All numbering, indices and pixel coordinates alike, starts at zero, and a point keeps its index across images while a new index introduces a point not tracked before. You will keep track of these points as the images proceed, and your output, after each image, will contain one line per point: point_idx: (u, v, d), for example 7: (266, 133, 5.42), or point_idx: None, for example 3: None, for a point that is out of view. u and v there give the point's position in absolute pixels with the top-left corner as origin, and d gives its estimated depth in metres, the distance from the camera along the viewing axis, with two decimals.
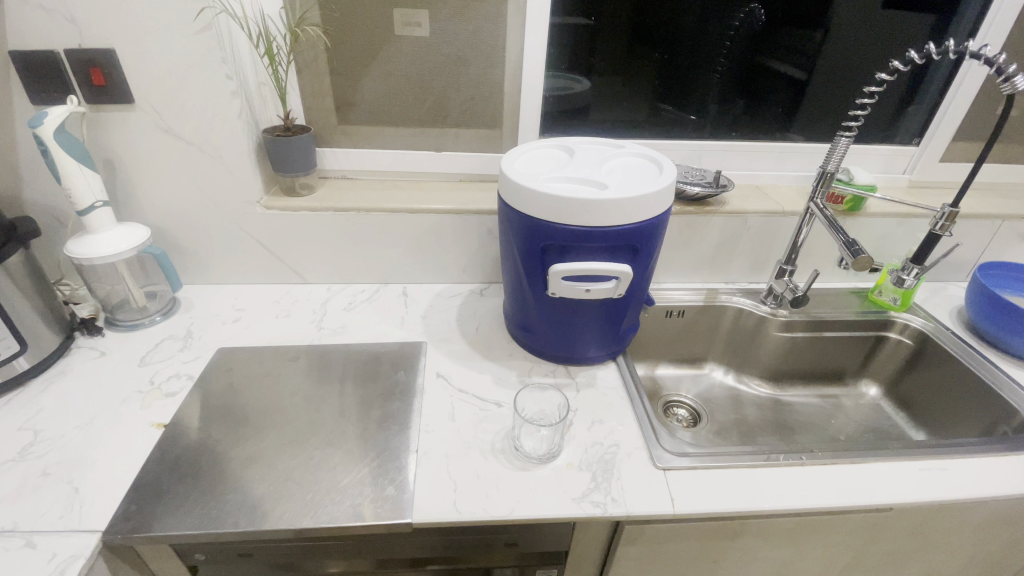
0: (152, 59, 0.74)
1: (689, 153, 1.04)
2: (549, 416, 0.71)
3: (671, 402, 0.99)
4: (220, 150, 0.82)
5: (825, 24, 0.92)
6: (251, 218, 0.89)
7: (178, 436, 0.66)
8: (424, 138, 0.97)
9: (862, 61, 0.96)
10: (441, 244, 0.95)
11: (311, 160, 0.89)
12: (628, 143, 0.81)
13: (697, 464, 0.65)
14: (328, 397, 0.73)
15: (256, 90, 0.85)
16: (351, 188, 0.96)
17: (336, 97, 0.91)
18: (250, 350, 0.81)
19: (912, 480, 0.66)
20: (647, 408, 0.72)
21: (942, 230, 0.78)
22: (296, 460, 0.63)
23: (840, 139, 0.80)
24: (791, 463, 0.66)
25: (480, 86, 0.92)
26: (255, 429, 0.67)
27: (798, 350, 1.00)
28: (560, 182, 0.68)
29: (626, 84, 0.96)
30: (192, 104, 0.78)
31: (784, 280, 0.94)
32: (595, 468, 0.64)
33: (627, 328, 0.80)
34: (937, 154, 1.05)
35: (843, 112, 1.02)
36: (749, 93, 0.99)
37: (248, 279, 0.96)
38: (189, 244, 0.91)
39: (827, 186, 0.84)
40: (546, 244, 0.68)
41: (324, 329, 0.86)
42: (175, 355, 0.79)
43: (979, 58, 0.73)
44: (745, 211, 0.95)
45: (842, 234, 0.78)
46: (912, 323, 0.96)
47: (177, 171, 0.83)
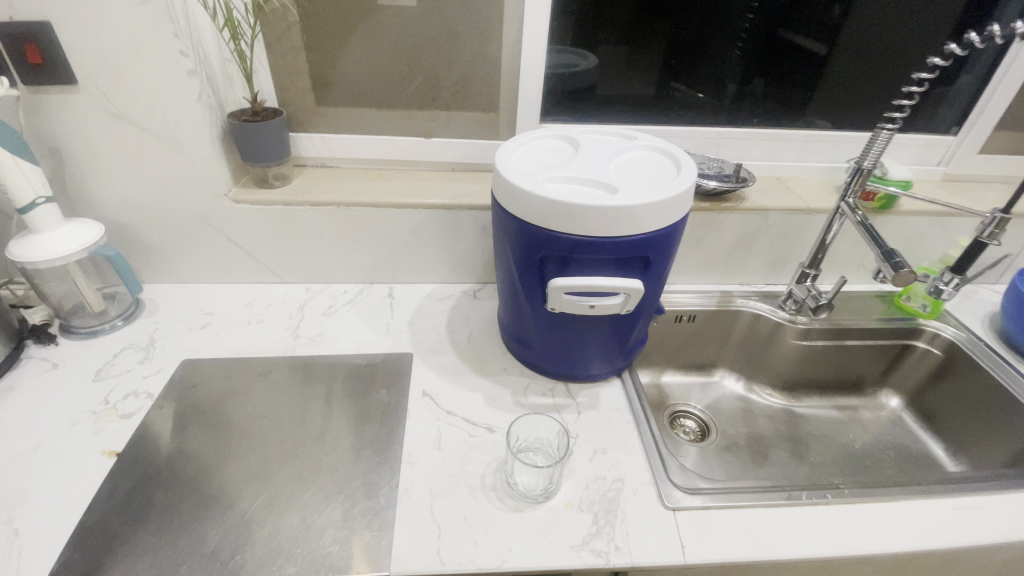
0: (93, 33, 0.64)
1: (705, 141, 0.94)
2: (545, 446, 0.64)
3: (677, 412, 0.92)
4: (180, 138, 0.73)
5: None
6: (219, 213, 0.80)
7: (132, 467, 0.59)
8: (412, 123, 0.87)
9: (902, 38, 0.86)
10: (431, 242, 0.86)
11: (285, 148, 0.80)
12: (641, 135, 0.71)
13: (710, 503, 0.59)
14: (302, 421, 0.66)
15: (219, 68, 0.75)
16: (331, 178, 0.87)
17: (313, 76, 0.81)
18: (218, 362, 0.73)
19: (950, 522, 0.59)
20: (655, 435, 0.65)
21: (991, 238, 0.70)
22: (263, 497, 0.56)
23: (881, 131, 0.71)
24: (814, 503, 0.60)
25: (473, 65, 0.82)
26: (218, 459, 0.60)
27: (816, 358, 0.93)
28: (560, 183, 0.59)
29: (637, 60, 0.86)
30: (144, 86, 0.68)
31: (806, 286, 0.87)
32: (597, 508, 0.57)
33: (634, 343, 0.72)
34: (977, 145, 0.95)
35: (876, 96, 0.92)
36: (773, 72, 0.89)
37: (220, 278, 0.88)
38: (152, 240, 0.82)
39: (863, 184, 0.76)
40: (544, 254, 0.60)
41: (300, 337, 0.78)
42: (134, 368, 0.71)
43: None
44: (767, 207, 0.86)
45: (878, 242, 0.69)
46: (943, 333, 0.88)
47: (133, 162, 0.74)
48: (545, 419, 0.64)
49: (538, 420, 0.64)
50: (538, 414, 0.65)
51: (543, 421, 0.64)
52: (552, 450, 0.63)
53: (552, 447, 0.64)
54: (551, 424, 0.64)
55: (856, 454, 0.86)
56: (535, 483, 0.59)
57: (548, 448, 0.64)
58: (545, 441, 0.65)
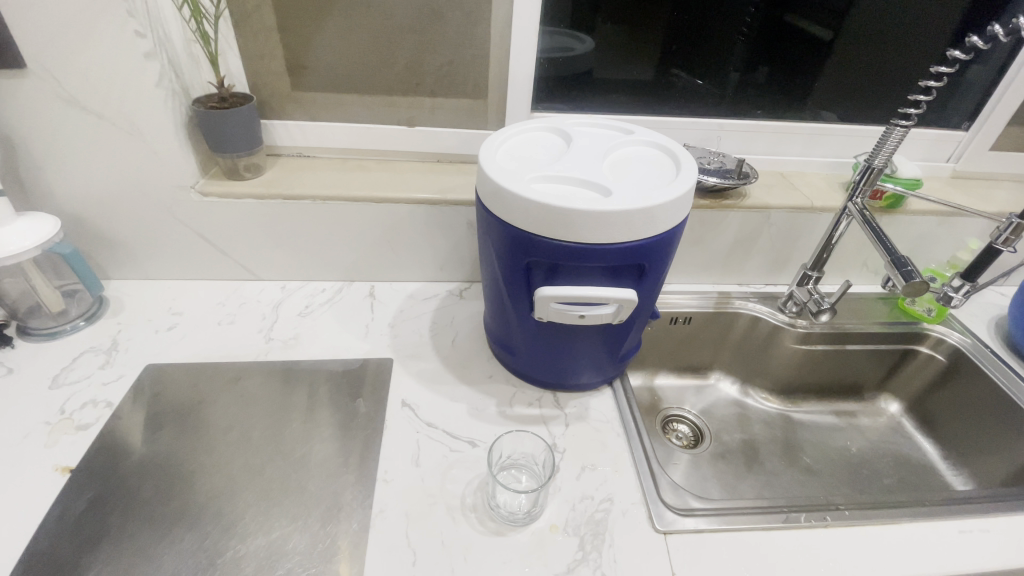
0: (36, 9, 0.58)
1: (706, 133, 0.89)
2: (529, 464, 0.61)
3: (670, 416, 0.88)
4: (141, 127, 0.68)
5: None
6: (187, 207, 0.75)
7: (87, 486, 0.55)
8: (394, 110, 0.82)
9: (917, 26, 0.80)
10: (414, 238, 0.81)
11: (256, 137, 0.75)
12: (638, 128, 0.66)
13: (704, 527, 0.55)
14: (273, 433, 0.62)
15: (183, 50, 0.69)
16: (308, 169, 0.81)
17: (286, 60, 0.76)
18: (186, 368, 0.69)
19: (954, 547, 0.56)
20: (647, 450, 0.62)
21: (1005, 244, 0.67)
22: (226, 519, 0.53)
23: (894, 128, 0.66)
24: (813, 525, 0.57)
25: (460, 48, 0.76)
26: (181, 476, 0.57)
27: (815, 362, 0.89)
28: (549, 184, 0.54)
29: (635, 46, 0.80)
30: (98, 70, 0.63)
31: (807, 288, 0.84)
32: (583, 531, 0.54)
33: (627, 351, 0.68)
34: (990, 141, 0.91)
35: (886, 87, 0.87)
36: (779, 61, 0.83)
37: (191, 274, 0.83)
38: (116, 235, 0.77)
39: (872, 183, 0.71)
40: (530, 260, 0.55)
41: (274, 340, 0.74)
42: (95, 375, 0.67)
43: None
44: (769, 206, 0.82)
45: (887, 247, 0.65)
46: (947, 338, 0.85)
47: (90, 152, 0.69)
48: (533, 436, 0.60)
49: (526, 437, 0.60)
50: (526, 431, 0.60)
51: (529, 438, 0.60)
52: (537, 469, 0.60)
53: (536, 466, 0.60)
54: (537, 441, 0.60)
55: (854, 462, 0.83)
56: (523, 506, 0.55)
57: (531, 466, 0.61)
58: (529, 458, 0.61)
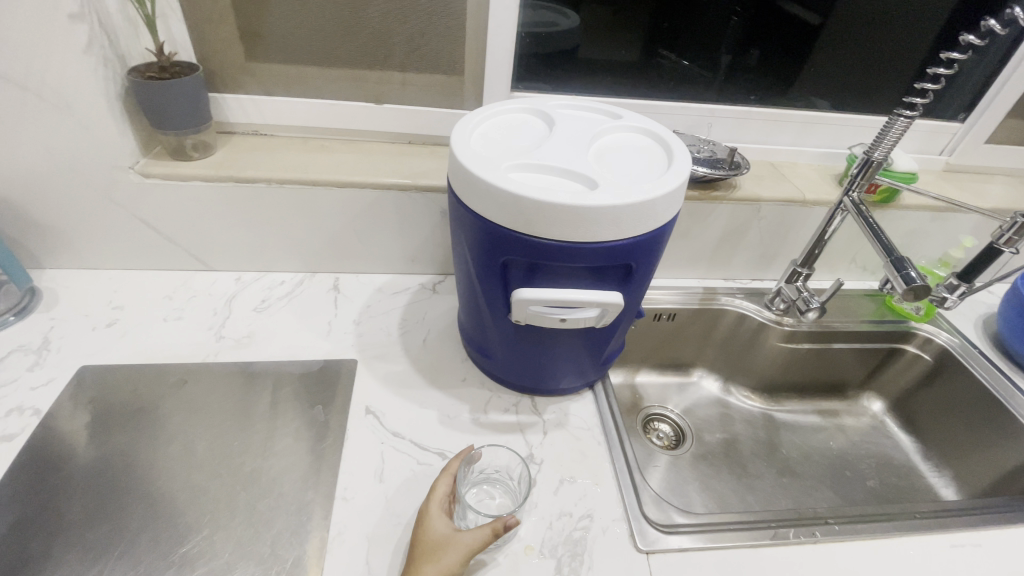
0: None
1: (696, 119, 0.84)
2: (503, 480, 0.56)
3: (651, 416, 0.85)
4: (68, 99, 0.59)
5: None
6: (126, 189, 0.68)
7: (6, 509, 0.49)
8: (361, 87, 0.75)
9: (920, 11, 0.76)
10: (383, 228, 0.75)
11: (204, 113, 0.67)
12: (627, 112, 0.61)
13: (689, 545, 0.52)
14: (222, 445, 0.56)
15: (118, 12, 0.61)
16: (265, 149, 0.74)
17: (238, 25, 0.67)
18: (126, 370, 0.62)
19: (943, 561, 0.54)
20: (629, 460, 0.58)
21: (1007, 245, 0.63)
22: (164, 546, 0.48)
23: (898, 119, 0.62)
24: (802, 542, 0.54)
25: (434, 18, 0.69)
26: (114, 496, 0.51)
27: (800, 360, 0.87)
28: (528, 173, 0.49)
29: (623, 23, 0.74)
30: (13, 31, 0.54)
31: (796, 285, 0.80)
32: (561, 552, 0.50)
33: (610, 353, 0.64)
34: (985, 134, 0.88)
35: (882, 75, 0.83)
36: (774, 44, 0.78)
37: (136, 264, 0.76)
38: (45, 220, 0.69)
39: (869, 178, 0.68)
40: (507, 259, 0.50)
41: (225, 338, 0.67)
42: (21, 377, 0.60)
43: None
44: (760, 198, 0.78)
45: (885, 246, 0.62)
46: (936, 338, 0.83)
47: (8, 126, 0.60)
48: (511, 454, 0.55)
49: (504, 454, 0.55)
50: (502, 447, 0.56)
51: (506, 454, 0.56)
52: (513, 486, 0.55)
53: (512, 482, 0.56)
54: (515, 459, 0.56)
55: (837, 463, 0.81)
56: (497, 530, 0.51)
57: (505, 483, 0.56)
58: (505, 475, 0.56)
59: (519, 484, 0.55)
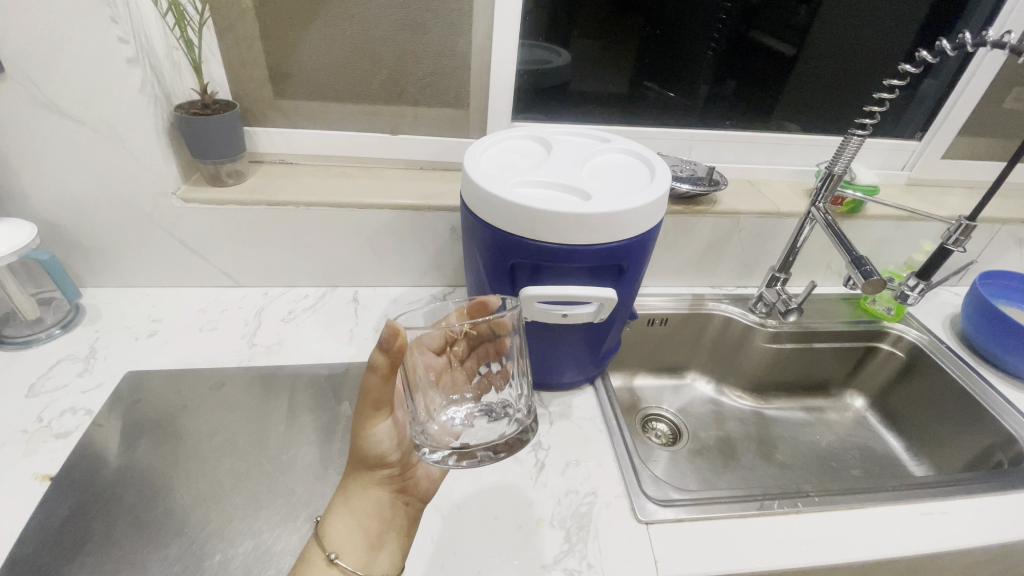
0: (18, 17, 0.57)
1: (678, 143, 0.93)
2: (497, 410, 0.54)
3: (649, 415, 0.91)
4: (122, 133, 0.67)
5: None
6: (168, 213, 0.75)
7: (66, 495, 0.54)
8: (377, 119, 0.83)
9: (872, 44, 0.86)
10: (398, 244, 0.83)
11: (238, 143, 0.75)
12: (615, 137, 0.69)
13: (684, 516, 0.57)
14: (258, 437, 0.62)
15: (165, 58, 0.69)
16: (291, 176, 0.82)
17: (269, 68, 0.76)
18: (168, 374, 0.69)
19: (914, 527, 0.60)
20: (627, 445, 0.65)
21: (955, 244, 0.72)
22: (213, 524, 0.53)
23: (852, 138, 0.71)
24: (786, 512, 0.59)
25: (443, 59, 0.78)
26: (165, 482, 0.56)
27: (784, 360, 0.93)
28: (532, 188, 0.57)
29: (609, 58, 0.83)
30: (78, 74, 0.62)
31: (776, 290, 0.87)
32: (569, 524, 0.56)
33: (607, 350, 0.71)
34: (940, 151, 0.97)
35: (843, 100, 0.93)
36: (746, 75, 0.88)
37: (171, 281, 0.83)
38: (92, 242, 0.76)
39: (833, 189, 0.76)
40: (515, 262, 0.57)
41: (257, 346, 0.74)
42: (72, 383, 0.66)
43: (1001, 47, 0.62)
44: (739, 211, 0.86)
45: (848, 249, 0.70)
46: (907, 335, 0.90)
47: (68, 158, 0.68)
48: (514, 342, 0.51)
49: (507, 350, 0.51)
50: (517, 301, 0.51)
51: (515, 360, 0.52)
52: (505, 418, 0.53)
53: (511, 417, 0.52)
54: (518, 334, 0.50)
55: (823, 454, 0.87)
56: (451, 454, 0.47)
57: (497, 414, 0.53)
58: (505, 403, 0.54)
59: (514, 421, 0.52)
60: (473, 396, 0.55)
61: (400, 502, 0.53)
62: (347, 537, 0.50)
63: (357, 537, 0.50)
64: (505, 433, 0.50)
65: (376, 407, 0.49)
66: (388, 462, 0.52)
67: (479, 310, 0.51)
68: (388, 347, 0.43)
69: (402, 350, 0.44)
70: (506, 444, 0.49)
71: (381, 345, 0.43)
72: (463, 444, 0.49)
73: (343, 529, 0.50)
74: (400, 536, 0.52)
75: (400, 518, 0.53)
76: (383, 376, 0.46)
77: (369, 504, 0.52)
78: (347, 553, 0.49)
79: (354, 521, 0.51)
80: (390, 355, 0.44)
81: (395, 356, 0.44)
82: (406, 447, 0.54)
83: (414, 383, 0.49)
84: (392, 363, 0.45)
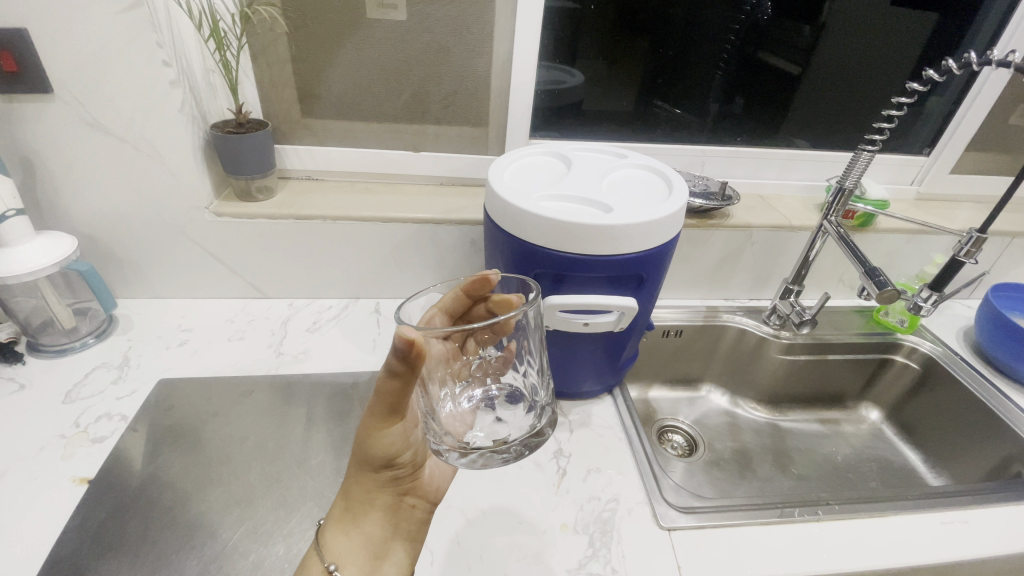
0: (71, 42, 0.61)
1: (690, 159, 0.96)
2: (520, 395, 0.55)
3: (665, 426, 0.91)
4: (161, 150, 0.71)
5: (828, 16, 0.83)
6: (200, 226, 0.78)
7: (104, 497, 0.56)
8: (400, 136, 0.87)
9: (878, 64, 0.89)
10: (419, 257, 0.85)
11: (269, 160, 0.78)
12: (632, 152, 0.72)
13: (705, 522, 0.58)
14: (287, 443, 0.63)
15: (202, 79, 0.73)
16: (317, 191, 0.85)
17: (299, 89, 0.80)
18: (198, 382, 0.71)
19: (934, 536, 0.60)
20: (647, 452, 0.66)
21: (967, 256, 0.73)
22: (244, 526, 0.54)
23: (862, 153, 0.73)
24: (806, 520, 0.60)
25: (465, 80, 0.82)
26: (197, 485, 0.58)
27: (798, 372, 0.94)
28: (554, 201, 0.59)
29: (621, 79, 0.86)
30: (123, 94, 0.65)
31: (789, 301, 0.88)
32: (593, 530, 0.57)
33: (626, 359, 0.73)
34: (948, 166, 0.99)
35: (851, 117, 0.95)
36: (754, 94, 0.90)
37: (200, 293, 0.86)
38: (128, 255, 0.80)
39: (844, 203, 0.77)
40: (538, 273, 0.59)
41: (284, 354, 0.77)
42: (108, 389, 0.69)
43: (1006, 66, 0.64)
44: (751, 225, 0.88)
45: (861, 260, 0.72)
46: (920, 347, 0.91)
47: (109, 174, 0.71)
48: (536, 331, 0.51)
49: (526, 343, 0.50)
50: (531, 281, 0.50)
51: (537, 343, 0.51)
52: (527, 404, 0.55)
53: (535, 406, 0.54)
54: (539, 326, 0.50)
55: (840, 467, 0.87)
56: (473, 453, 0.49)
57: (518, 399, 0.55)
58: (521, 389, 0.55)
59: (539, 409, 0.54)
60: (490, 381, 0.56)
61: (406, 504, 0.52)
62: (347, 547, 0.48)
63: (357, 547, 0.48)
64: (530, 425, 0.53)
65: (388, 407, 0.45)
66: (398, 466, 0.49)
67: (479, 286, 0.51)
68: (407, 353, 0.39)
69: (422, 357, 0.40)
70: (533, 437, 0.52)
71: (396, 351, 0.39)
72: (489, 440, 0.50)
73: (344, 539, 0.48)
74: (404, 542, 0.51)
75: (406, 522, 0.51)
76: (399, 378, 0.42)
77: (371, 513, 0.50)
78: (346, 564, 0.47)
79: (354, 531, 0.49)
80: (409, 363, 0.40)
81: (413, 360, 0.40)
82: (417, 447, 0.50)
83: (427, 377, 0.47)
84: (411, 368, 0.41)
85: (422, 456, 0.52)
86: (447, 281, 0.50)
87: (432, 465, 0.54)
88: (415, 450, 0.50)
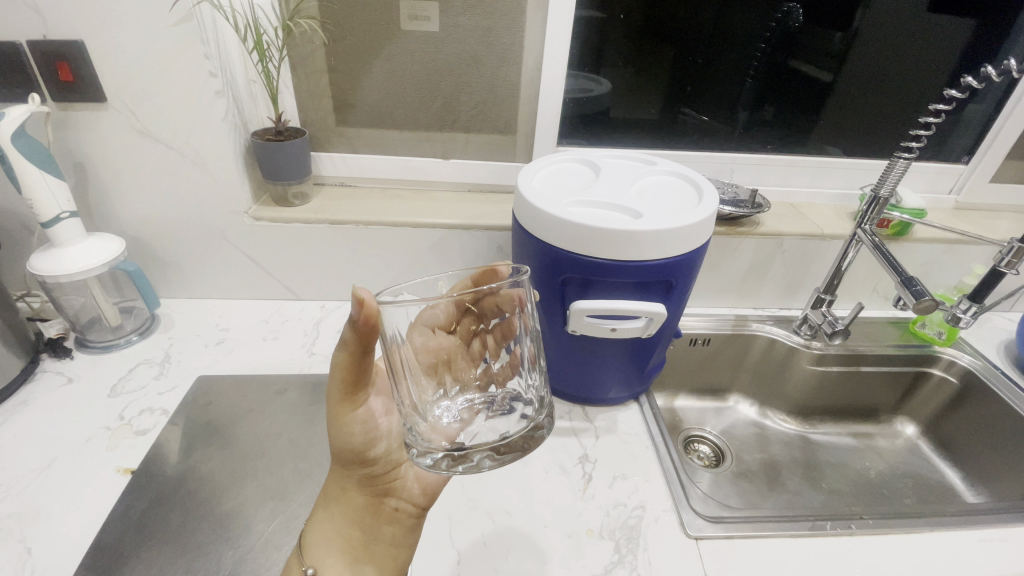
0: (125, 55, 0.65)
1: (719, 166, 0.96)
2: (503, 402, 0.53)
3: (692, 437, 0.90)
4: (204, 157, 0.74)
5: (861, 23, 0.82)
6: (238, 230, 0.81)
7: (146, 487, 0.58)
8: (430, 144, 0.89)
9: (913, 70, 0.87)
10: (448, 260, 0.86)
11: (305, 167, 0.80)
12: (660, 159, 0.72)
13: (733, 532, 0.57)
14: (319, 440, 0.65)
15: (244, 89, 0.76)
16: (349, 197, 0.88)
17: (335, 99, 0.83)
18: (235, 380, 0.74)
19: (974, 555, 0.58)
20: (675, 460, 0.65)
21: (1008, 266, 0.71)
22: (277, 520, 0.56)
23: (897, 160, 0.71)
24: (838, 533, 0.59)
25: (495, 88, 0.83)
26: (233, 479, 0.60)
27: (830, 384, 0.92)
28: (582, 207, 0.59)
29: (648, 86, 0.87)
30: (171, 103, 0.69)
31: (821, 311, 0.86)
32: (618, 536, 0.57)
33: (652, 367, 0.73)
34: (988, 174, 0.96)
35: (887, 124, 0.93)
36: (783, 101, 0.90)
37: (237, 294, 0.89)
38: (170, 256, 0.83)
39: (879, 211, 0.76)
40: (566, 277, 0.60)
41: (316, 354, 0.79)
42: (150, 384, 0.72)
43: None
44: (782, 232, 0.87)
45: (896, 270, 0.70)
46: (959, 360, 0.88)
47: (155, 179, 0.75)
48: (524, 337, 0.51)
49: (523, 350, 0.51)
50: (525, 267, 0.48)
51: (524, 344, 0.51)
52: (512, 411, 0.51)
53: (520, 413, 0.51)
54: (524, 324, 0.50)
55: (873, 482, 0.84)
56: (446, 458, 0.45)
57: (501, 406, 0.53)
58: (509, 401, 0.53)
59: (524, 417, 0.50)
60: (478, 385, 0.54)
61: (388, 506, 0.54)
62: (327, 550, 0.50)
63: (335, 548, 0.50)
64: (511, 430, 0.49)
65: (350, 392, 0.49)
66: (369, 460, 0.53)
67: (484, 279, 0.50)
68: (357, 320, 0.42)
69: (371, 323, 0.43)
70: (512, 446, 0.47)
71: (351, 320, 0.42)
72: (460, 445, 0.47)
73: (323, 542, 0.50)
74: (387, 547, 0.52)
75: (387, 524, 0.53)
76: (355, 354, 0.45)
77: (349, 512, 0.52)
78: (323, 569, 0.48)
79: (333, 531, 0.51)
80: (359, 329, 0.43)
81: (365, 331, 0.43)
82: (387, 443, 0.54)
83: (400, 369, 0.48)
84: (362, 340, 0.44)
85: (396, 455, 0.55)
86: (455, 271, 0.49)
87: (412, 469, 0.56)
88: (386, 446, 0.54)
